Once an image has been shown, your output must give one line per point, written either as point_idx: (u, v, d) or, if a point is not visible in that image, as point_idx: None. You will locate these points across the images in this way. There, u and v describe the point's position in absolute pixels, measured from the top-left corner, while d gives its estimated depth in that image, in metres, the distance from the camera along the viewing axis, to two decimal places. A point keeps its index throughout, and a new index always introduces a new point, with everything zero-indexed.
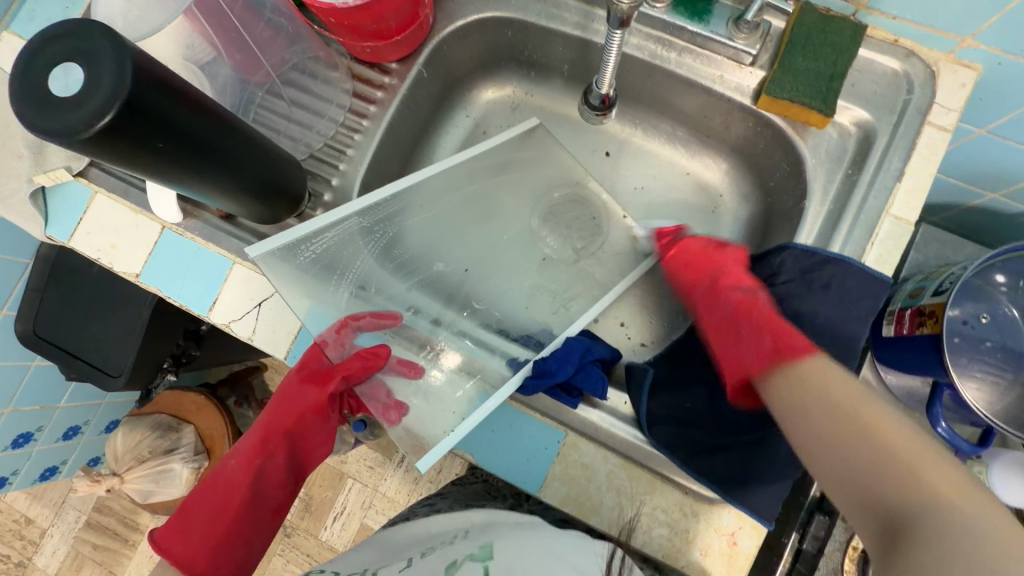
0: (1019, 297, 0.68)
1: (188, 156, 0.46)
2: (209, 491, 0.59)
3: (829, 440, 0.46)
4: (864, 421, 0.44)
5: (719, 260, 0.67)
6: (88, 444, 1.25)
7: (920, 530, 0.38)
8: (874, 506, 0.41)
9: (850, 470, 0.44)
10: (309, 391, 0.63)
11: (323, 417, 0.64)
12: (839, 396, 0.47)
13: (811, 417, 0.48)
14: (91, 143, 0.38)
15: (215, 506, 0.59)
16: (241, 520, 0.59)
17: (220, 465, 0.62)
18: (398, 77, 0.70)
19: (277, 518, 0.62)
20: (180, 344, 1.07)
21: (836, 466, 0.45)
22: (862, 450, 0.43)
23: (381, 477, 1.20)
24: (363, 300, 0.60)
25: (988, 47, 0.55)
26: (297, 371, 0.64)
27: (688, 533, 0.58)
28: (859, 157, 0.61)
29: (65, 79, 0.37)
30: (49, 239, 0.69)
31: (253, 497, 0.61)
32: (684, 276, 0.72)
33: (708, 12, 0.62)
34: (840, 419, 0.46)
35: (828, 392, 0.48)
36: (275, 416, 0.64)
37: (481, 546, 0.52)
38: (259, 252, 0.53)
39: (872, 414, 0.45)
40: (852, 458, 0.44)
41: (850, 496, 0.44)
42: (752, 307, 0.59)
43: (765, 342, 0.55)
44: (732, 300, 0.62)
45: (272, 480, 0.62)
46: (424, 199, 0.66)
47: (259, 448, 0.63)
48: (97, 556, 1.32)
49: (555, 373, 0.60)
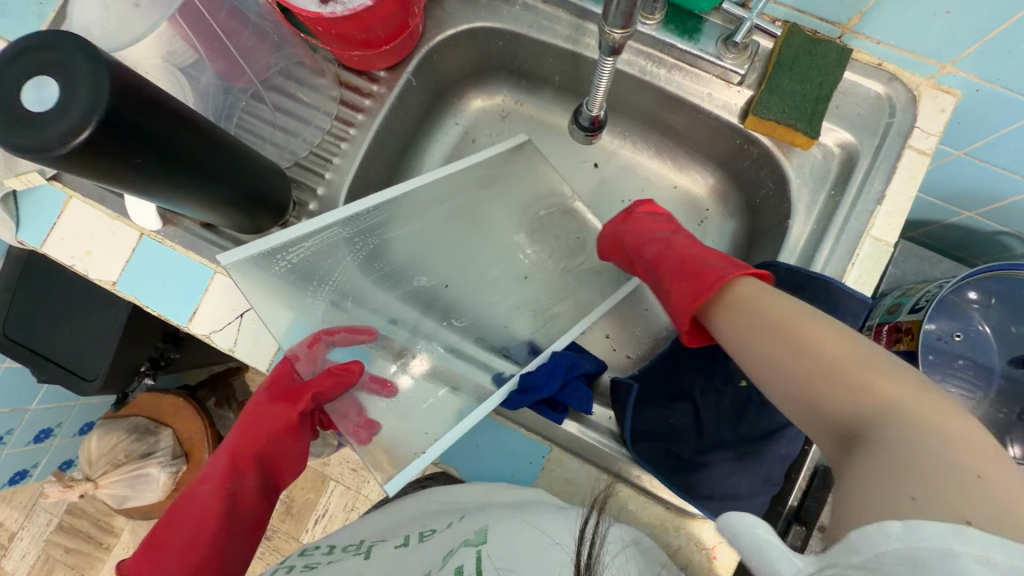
0: (990, 314, 0.70)
1: (168, 169, 0.45)
2: (183, 517, 0.58)
3: (776, 366, 0.42)
4: (811, 342, 0.41)
5: (628, 231, 0.69)
6: (60, 446, 1.22)
7: (876, 444, 0.35)
8: (831, 425, 0.39)
9: (804, 395, 0.41)
10: (281, 409, 0.62)
11: (295, 435, 0.63)
12: (778, 320, 0.43)
13: (755, 342, 0.44)
14: (69, 159, 0.37)
15: (189, 533, 0.57)
16: (219, 543, 0.58)
17: (190, 491, 0.60)
18: (386, 86, 0.69)
19: (254, 535, 0.62)
20: (158, 347, 1.04)
21: (788, 394, 0.42)
22: (805, 368, 0.41)
23: (364, 479, 1.18)
24: (341, 311, 0.57)
25: (967, 74, 0.56)
26: (267, 389, 0.63)
27: (670, 546, 0.59)
28: (841, 178, 0.62)
29: (38, 93, 0.35)
30: (21, 243, 0.67)
31: (228, 520, 0.59)
32: (618, 258, 0.72)
33: (697, 30, 0.62)
34: (786, 344, 0.42)
35: (766, 321, 0.44)
36: (245, 438, 0.62)
37: (476, 531, 0.50)
38: (234, 259, 0.48)
39: (814, 330, 0.41)
40: (802, 378, 0.41)
41: (808, 421, 0.41)
42: (670, 257, 0.59)
43: (684, 289, 0.52)
44: (653, 255, 0.62)
45: (246, 500, 0.61)
46: (410, 211, 0.64)
47: (230, 470, 0.61)
48: (69, 560, 1.29)
49: (541, 389, 0.60)
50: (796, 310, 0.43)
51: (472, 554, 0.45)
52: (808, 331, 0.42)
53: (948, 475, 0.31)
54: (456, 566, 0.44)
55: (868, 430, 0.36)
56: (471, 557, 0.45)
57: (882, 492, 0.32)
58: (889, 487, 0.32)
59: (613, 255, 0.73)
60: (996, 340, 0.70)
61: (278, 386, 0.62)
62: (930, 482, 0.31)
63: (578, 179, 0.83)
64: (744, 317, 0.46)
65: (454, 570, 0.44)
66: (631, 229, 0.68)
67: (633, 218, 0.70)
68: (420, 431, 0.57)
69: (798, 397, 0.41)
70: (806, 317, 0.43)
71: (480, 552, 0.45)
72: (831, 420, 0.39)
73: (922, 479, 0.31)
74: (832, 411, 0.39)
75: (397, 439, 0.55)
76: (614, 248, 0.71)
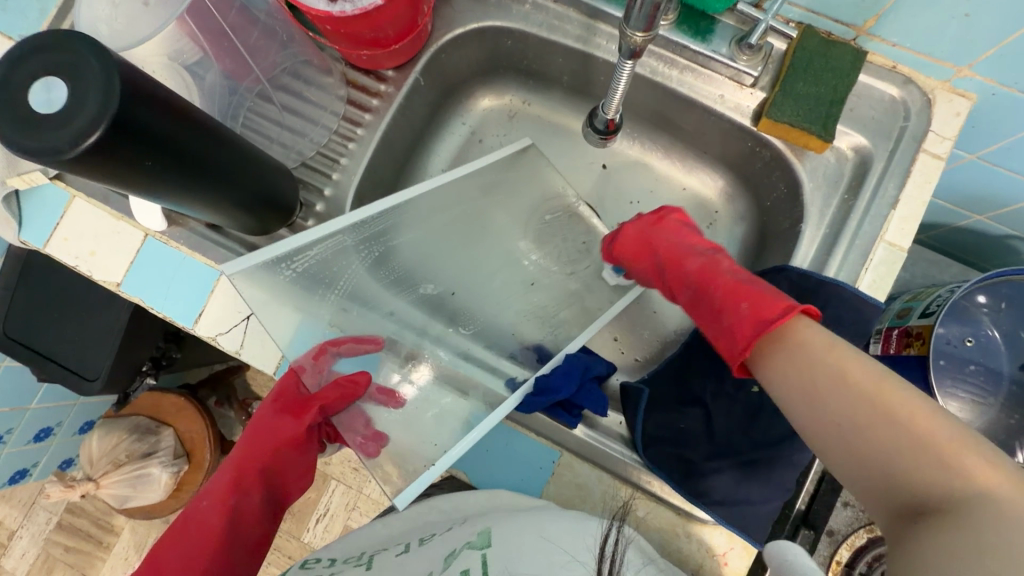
0: (1001, 319, 0.69)
1: (176, 171, 0.44)
2: (184, 535, 0.57)
3: (848, 426, 0.39)
4: (896, 409, 0.38)
5: (660, 238, 0.67)
6: (60, 445, 1.21)
7: (954, 527, 0.33)
8: (898, 499, 0.37)
9: (873, 463, 0.38)
10: (287, 422, 0.60)
11: (301, 449, 0.61)
12: (861, 380, 0.40)
13: (824, 399, 0.41)
14: (78, 163, 0.36)
15: (189, 553, 0.56)
16: (220, 563, 0.56)
17: (192, 507, 0.58)
18: (394, 86, 0.68)
19: (257, 554, 0.60)
20: (159, 347, 1.04)
21: (853, 456, 0.39)
22: (882, 434, 0.38)
23: (365, 479, 1.18)
24: (350, 317, 0.56)
25: (983, 78, 0.56)
26: (273, 403, 0.61)
27: (681, 552, 0.58)
28: (855, 182, 0.62)
29: (45, 94, 0.34)
30: (24, 244, 0.66)
31: (229, 539, 0.57)
32: (639, 265, 0.69)
33: (710, 31, 0.62)
34: (866, 407, 0.39)
35: (843, 378, 0.40)
36: (248, 452, 0.60)
37: (480, 534, 0.50)
38: (240, 268, 0.47)
39: (901, 398, 0.38)
40: (875, 447, 0.38)
41: (868, 486, 0.39)
42: (717, 275, 0.55)
43: (742, 311, 0.48)
44: (697, 270, 0.59)
45: (249, 517, 0.60)
46: (417, 216, 0.62)
47: (232, 486, 0.59)
48: (69, 559, 1.28)
49: (558, 391, 0.60)
50: (877, 373, 0.40)
51: (477, 558, 0.46)
52: (895, 398, 0.38)
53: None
54: (462, 569, 0.44)
55: (947, 510, 0.34)
56: (476, 561, 0.46)
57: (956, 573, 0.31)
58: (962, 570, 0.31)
59: (633, 262, 0.70)
60: (1006, 345, 0.69)
61: (283, 398, 0.61)
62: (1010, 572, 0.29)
63: (585, 181, 0.82)
64: (811, 353, 0.42)
65: (461, 573, 0.44)
66: (665, 236, 0.66)
67: (666, 223, 0.68)
68: (428, 440, 0.56)
69: (867, 462, 0.38)
70: (892, 382, 0.39)
71: (485, 556, 0.46)
72: (900, 491, 0.36)
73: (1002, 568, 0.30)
74: (905, 483, 0.36)
75: (407, 449, 0.54)
76: (637, 255, 0.69)
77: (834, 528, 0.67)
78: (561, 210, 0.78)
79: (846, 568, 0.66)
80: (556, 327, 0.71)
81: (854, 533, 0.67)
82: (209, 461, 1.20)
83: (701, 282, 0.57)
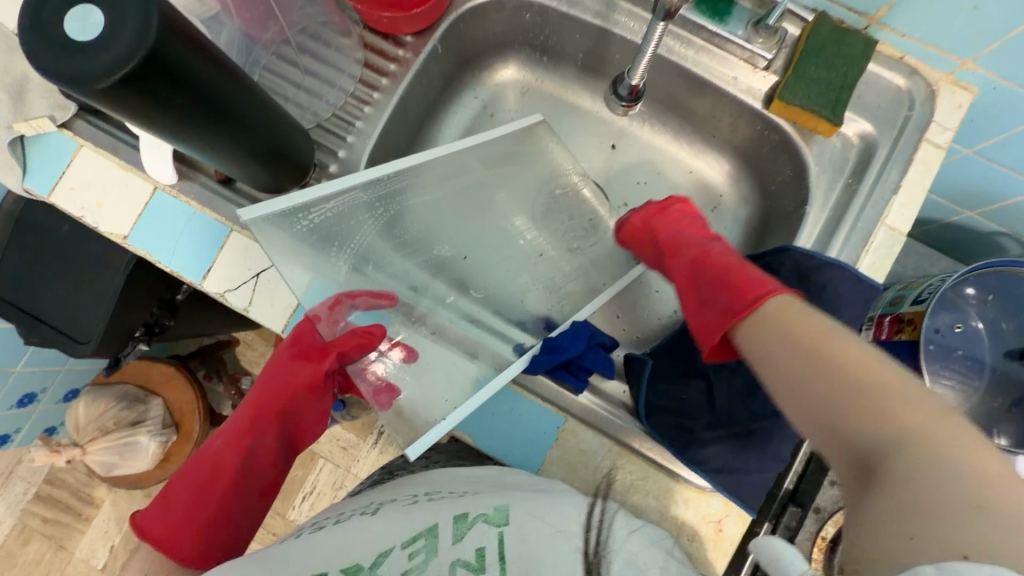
0: (987, 311, 0.72)
1: (197, 111, 0.43)
2: (196, 468, 0.57)
3: (792, 388, 0.40)
4: (836, 361, 0.38)
5: (660, 227, 0.69)
6: (43, 412, 1.18)
7: (894, 475, 0.33)
8: (850, 453, 0.37)
9: (825, 418, 0.38)
10: (303, 367, 0.61)
11: (317, 395, 0.63)
12: (806, 334, 0.40)
13: (773, 351, 0.42)
14: (108, 92, 0.36)
15: (201, 486, 0.56)
16: (230, 501, 0.56)
17: (206, 444, 0.59)
18: (412, 51, 0.69)
19: (266, 500, 0.61)
20: (152, 313, 0.97)
21: (805, 411, 0.39)
22: (825, 387, 0.38)
23: (353, 459, 1.14)
24: (361, 276, 0.56)
25: (986, 71, 0.58)
26: (288, 348, 0.62)
27: (677, 518, 0.60)
28: (859, 167, 0.64)
29: (82, 22, 0.34)
30: (27, 192, 0.65)
31: (243, 479, 0.59)
32: (642, 253, 0.72)
33: (727, 13, 0.64)
34: (807, 357, 0.39)
35: (792, 330, 0.41)
36: (266, 393, 0.62)
37: (496, 507, 0.49)
38: (251, 216, 0.46)
39: (842, 351, 0.39)
40: (822, 399, 0.38)
41: (825, 443, 0.39)
42: (713, 263, 0.55)
43: (731, 295, 0.49)
44: (690, 259, 0.59)
45: (263, 459, 0.61)
46: (428, 179, 0.63)
47: (249, 427, 0.61)
48: (46, 530, 1.26)
49: (567, 349, 0.63)
50: (823, 326, 0.41)
51: (493, 536, 0.45)
52: (836, 349, 0.39)
53: (962, 515, 0.29)
54: (477, 548, 0.44)
55: (888, 462, 0.34)
56: (492, 539, 0.45)
57: (905, 529, 0.30)
58: (911, 524, 0.30)
59: (640, 248, 0.73)
60: (987, 336, 0.72)
61: (299, 345, 0.62)
62: (935, 515, 0.30)
63: (595, 161, 0.83)
64: (766, 325, 0.43)
65: (476, 553, 0.44)
66: (665, 226, 0.68)
67: (668, 213, 0.70)
68: (438, 396, 0.57)
69: (819, 420, 0.39)
70: (834, 335, 0.40)
71: (502, 535, 0.45)
72: (848, 445, 0.37)
73: (943, 520, 0.29)
74: (849, 439, 0.37)
75: (416, 405, 0.56)
76: (643, 241, 0.72)
77: (820, 505, 0.69)
78: (568, 187, 0.79)
79: (830, 544, 0.67)
80: (563, 298, 0.72)
81: (840, 510, 0.68)
82: (198, 431, 1.19)
83: (692, 270, 0.58)
